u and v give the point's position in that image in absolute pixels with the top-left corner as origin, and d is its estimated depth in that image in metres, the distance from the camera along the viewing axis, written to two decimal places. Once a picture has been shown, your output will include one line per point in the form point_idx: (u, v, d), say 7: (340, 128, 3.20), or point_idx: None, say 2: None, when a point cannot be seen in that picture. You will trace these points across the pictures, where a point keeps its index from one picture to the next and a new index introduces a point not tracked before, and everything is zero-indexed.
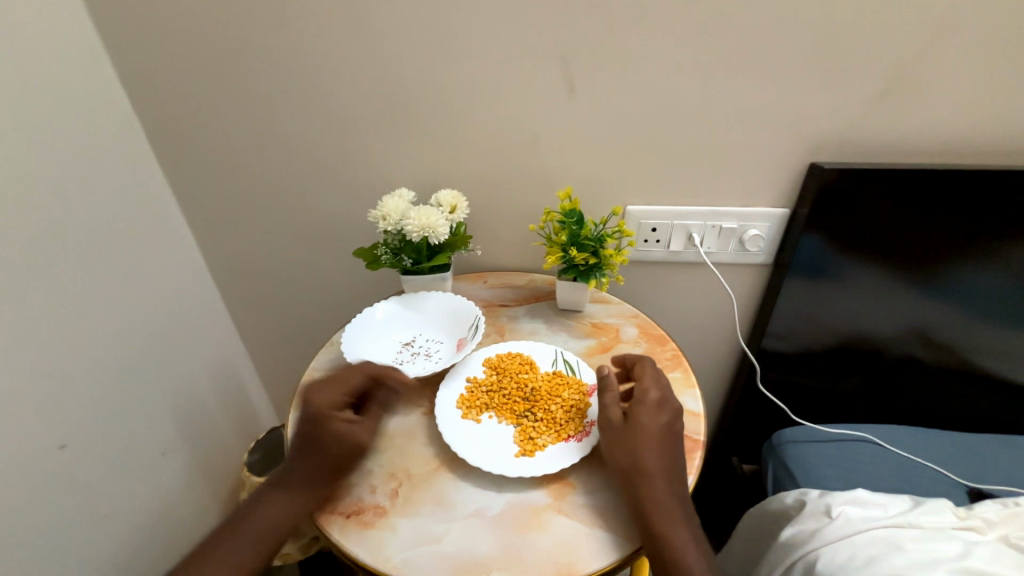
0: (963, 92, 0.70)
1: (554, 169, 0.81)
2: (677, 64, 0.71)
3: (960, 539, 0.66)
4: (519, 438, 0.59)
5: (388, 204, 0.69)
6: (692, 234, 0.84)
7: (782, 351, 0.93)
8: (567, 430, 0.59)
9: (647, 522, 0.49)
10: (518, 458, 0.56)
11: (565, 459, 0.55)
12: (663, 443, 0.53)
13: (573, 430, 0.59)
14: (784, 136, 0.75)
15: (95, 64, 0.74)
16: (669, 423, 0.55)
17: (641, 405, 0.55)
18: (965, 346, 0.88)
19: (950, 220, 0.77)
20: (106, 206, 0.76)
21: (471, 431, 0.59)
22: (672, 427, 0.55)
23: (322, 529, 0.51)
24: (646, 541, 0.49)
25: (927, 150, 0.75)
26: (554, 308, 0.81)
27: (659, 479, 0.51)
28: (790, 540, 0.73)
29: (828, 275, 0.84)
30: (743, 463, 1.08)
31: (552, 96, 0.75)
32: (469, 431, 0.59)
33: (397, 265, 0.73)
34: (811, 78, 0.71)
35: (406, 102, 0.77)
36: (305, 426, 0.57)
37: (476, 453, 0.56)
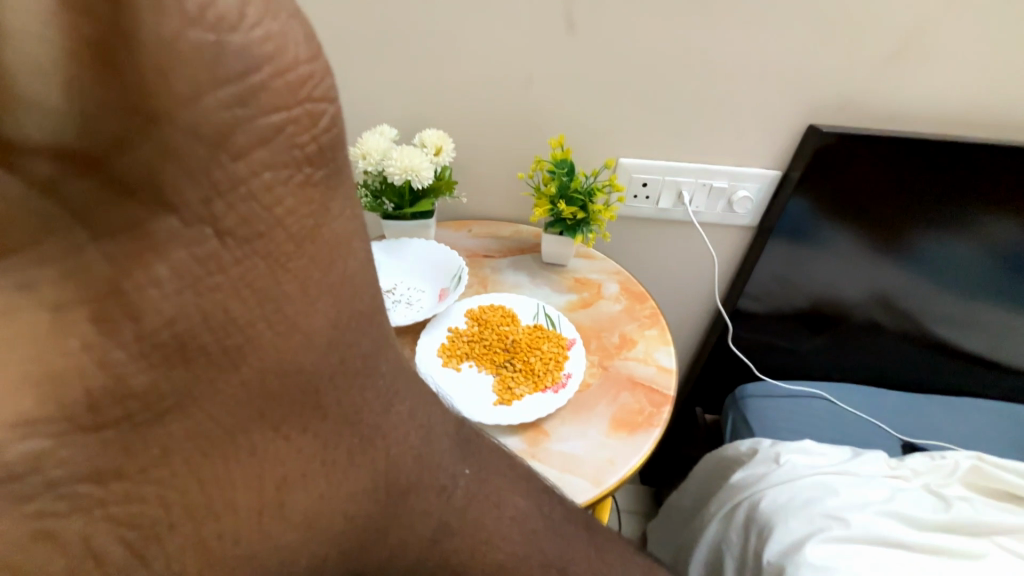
0: (971, 59, 0.68)
1: (546, 113, 0.77)
2: (685, 4, 0.66)
3: (890, 486, 0.73)
4: (498, 387, 0.60)
5: (369, 142, 0.65)
6: (682, 192, 0.83)
7: (753, 312, 0.97)
8: (544, 381, 0.61)
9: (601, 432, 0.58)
10: (496, 407, 0.58)
11: (541, 410, 0.57)
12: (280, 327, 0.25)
13: (549, 382, 0.61)
14: (786, 93, 0.72)
15: None
16: None
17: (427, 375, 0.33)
18: (922, 313, 0.93)
19: (930, 191, 0.78)
20: None
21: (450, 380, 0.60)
22: None
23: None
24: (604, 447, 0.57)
25: (926, 119, 0.74)
26: (538, 261, 0.80)
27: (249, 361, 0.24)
28: (739, 483, 0.80)
29: (807, 239, 0.85)
30: (706, 413, 1.15)
31: (549, 31, 0.69)
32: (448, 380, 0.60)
33: (378, 209, 0.70)
34: (824, 31, 0.67)
35: (389, 27, 0.70)
36: None
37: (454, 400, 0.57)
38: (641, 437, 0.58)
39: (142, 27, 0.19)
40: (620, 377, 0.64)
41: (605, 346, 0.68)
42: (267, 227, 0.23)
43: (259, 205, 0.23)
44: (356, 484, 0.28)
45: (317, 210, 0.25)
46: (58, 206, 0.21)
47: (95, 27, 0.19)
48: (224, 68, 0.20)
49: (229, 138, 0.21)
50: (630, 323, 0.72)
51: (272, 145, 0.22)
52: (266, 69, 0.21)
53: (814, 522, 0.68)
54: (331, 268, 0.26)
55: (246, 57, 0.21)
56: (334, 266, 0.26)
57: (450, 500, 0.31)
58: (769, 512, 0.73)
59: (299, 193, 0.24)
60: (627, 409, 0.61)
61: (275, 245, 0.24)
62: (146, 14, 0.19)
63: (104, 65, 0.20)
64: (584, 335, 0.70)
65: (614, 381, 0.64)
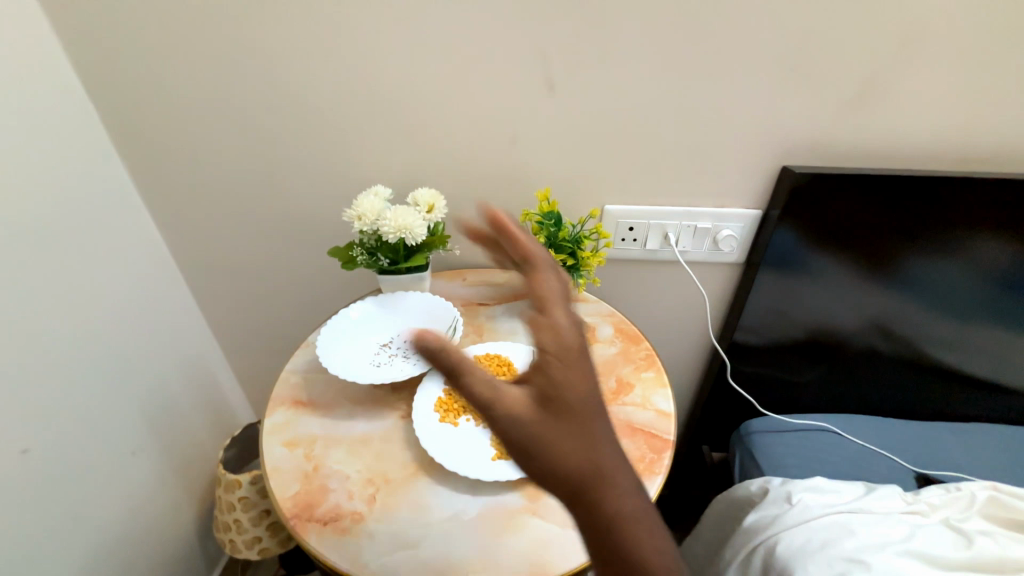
0: (926, 102, 0.73)
1: (533, 168, 0.81)
2: (655, 66, 0.71)
3: (907, 522, 0.71)
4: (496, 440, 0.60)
5: (364, 204, 0.68)
6: (668, 233, 0.86)
7: (751, 344, 0.97)
8: None
9: None
10: (494, 462, 0.57)
11: None
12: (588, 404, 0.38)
13: None
14: (757, 139, 0.77)
15: (47, 48, 0.70)
16: None
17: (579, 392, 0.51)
18: (918, 338, 0.93)
19: (910, 220, 0.80)
20: (65, 200, 0.73)
21: (447, 436, 0.59)
22: None
23: (296, 537, 0.51)
24: None
25: (892, 156, 0.78)
26: (532, 307, 0.82)
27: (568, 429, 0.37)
28: (753, 526, 0.77)
29: (795, 270, 0.86)
30: (713, 451, 1.12)
31: (531, 95, 0.74)
32: (445, 435, 0.59)
33: (373, 265, 0.72)
34: (785, 83, 0.72)
35: (384, 98, 0.75)
36: None
37: (452, 456, 0.57)
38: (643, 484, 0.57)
39: (543, 320, 0.39)
40: (619, 422, 0.64)
41: (603, 391, 0.68)
42: (563, 359, 0.38)
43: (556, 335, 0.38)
44: (629, 482, 0.37)
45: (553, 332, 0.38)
46: (533, 430, 0.36)
47: (550, 341, 0.38)
48: (560, 300, 0.40)
49: (553, 332, 0.38)
50: (626, 366, 0.72)
51: (563, 300, 0.40)
52: (553, 310, 0.39)
53: (833, 566, 0.66)
54: (584, 375, 0.38)
55: (560, 296, 0.40)
56: (570, 362, 0.38)
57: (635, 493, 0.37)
58: (786, 557, 0.70)
59: (536, 324, 0.38)
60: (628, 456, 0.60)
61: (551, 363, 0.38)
62: (546, 307, 0.39)
63: (567, 404, 0.37)
64: None
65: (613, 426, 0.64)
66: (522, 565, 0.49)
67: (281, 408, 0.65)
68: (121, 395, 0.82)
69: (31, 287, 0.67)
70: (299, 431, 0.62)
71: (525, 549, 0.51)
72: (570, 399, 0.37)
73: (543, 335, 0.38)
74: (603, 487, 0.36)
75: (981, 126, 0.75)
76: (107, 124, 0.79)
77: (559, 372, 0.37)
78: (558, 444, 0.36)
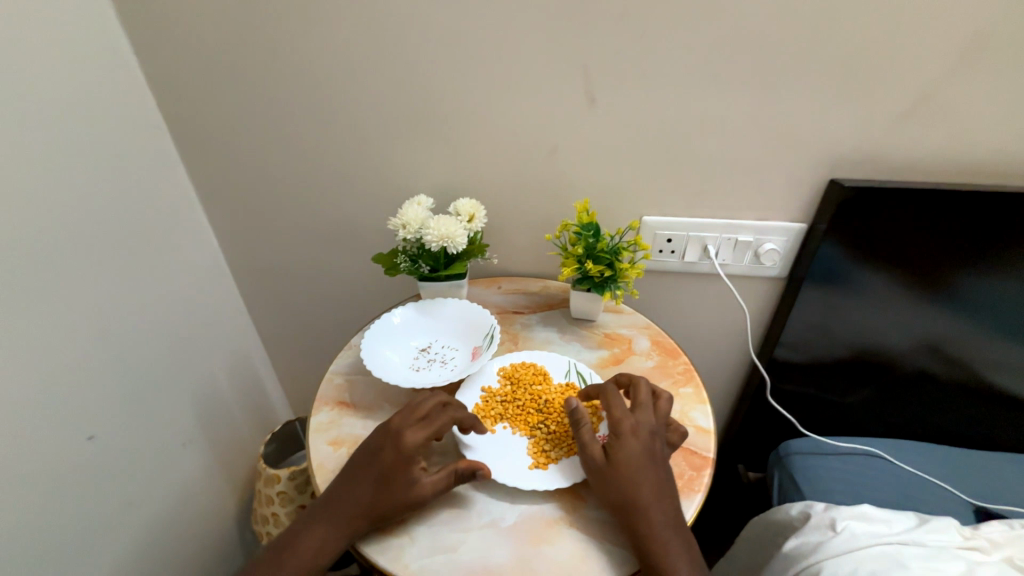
0: (991, 113, 0.69)
1: (572, 178, 0.81)
2: (697, 78, 0.71)
3: (965, 559, 0.66)
4: (532, 450, 0.60)
5: (408, 212, 0.70)
6: (707, 245, 0.84)
7: (792, 362, 0.93)
8: (579, 444, 0.61)
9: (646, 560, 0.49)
10: (531, 471, 0.58)
11: (577, 475, 0.57)
12: (649, 458, 0.54)
13: (584, 445, 0.61)
14: (804, 151, 0.75)
15: (125, 68, 0.77)
16: (650, 453, 0.54)
17: (619, 439, 0.55)
18: (977, 362, 0.88)
19: (970, 236, 0.75)
20: (134, 204, 0.79)
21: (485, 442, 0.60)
22: (654, 455, 0.55)
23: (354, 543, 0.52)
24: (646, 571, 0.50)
25: (951, 169, 0.74)
26: (568, 316, 0.82)
27: (648, 482, 0.52)
28: (793, 552, 0.74)
29: (842, 287, 0.83)
30: (748, 470, 1.09)
31: (572, 107, 0.75)
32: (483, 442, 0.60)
33: (415, 272, 0.75)
34: (834, 95, 0.70)
35: (428, 112, 0.78)
36: (372, 455, 0.55)
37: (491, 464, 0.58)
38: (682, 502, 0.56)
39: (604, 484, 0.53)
40: None
41: None
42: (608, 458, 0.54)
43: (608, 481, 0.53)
44: (667, 512, 0.52)
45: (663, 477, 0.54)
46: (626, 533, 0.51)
47: (648, 509, 0.51)
48: (608, 479, 0.53)
49: (655, 468, 0.54)
50: (664, 380, 0.71)
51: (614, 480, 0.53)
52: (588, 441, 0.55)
53: None
54: (644, 493, 0.52)
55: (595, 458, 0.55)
56: (639, 518, 0.51)
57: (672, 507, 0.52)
58: None
59: (616, 491, 0.52)
60: None
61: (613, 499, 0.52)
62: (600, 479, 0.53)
63: (614, 490, 0.52)
64: None
65: None
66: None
67: (326, 408, 0.67)
68: (175, 388, 0.87)
69: (101, 285, 0.73)
70: (343, 431, 0.64)
71: (563, 562, 0.51)
72: (641, 462, 0.53)
73: (602, 490, 0.53)
74: (636, 515, 0.51)
75: None
76: (174, 136, 0.86)
77: (639, 441, 0.55)
78: (635, 531, 0.51)
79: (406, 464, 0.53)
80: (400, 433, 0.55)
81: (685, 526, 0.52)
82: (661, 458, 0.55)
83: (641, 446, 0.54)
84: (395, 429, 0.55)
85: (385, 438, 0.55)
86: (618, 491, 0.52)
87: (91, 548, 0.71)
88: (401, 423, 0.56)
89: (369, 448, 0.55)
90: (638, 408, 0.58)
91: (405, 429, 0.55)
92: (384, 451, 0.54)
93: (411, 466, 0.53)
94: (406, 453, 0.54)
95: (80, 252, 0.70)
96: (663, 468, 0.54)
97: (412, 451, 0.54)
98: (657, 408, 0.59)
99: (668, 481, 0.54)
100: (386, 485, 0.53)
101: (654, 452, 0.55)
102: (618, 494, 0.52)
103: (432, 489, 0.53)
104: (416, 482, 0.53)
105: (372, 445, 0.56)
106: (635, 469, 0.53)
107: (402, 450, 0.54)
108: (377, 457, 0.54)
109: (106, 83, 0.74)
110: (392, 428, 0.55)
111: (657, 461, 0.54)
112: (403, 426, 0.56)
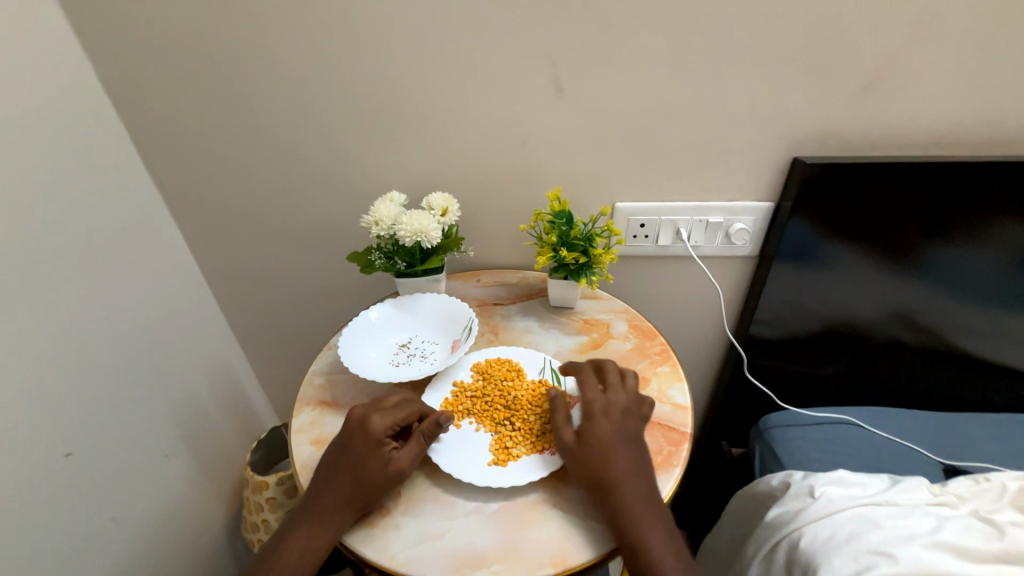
0: (940, 87, 0.72)
1: (544, 168, 0.82)
2: (661, 63, 0.72)
3: (934, 515, 0.69)
4: (495, 447, 0.60)
5: (380, 209, 0.70)
6: (679, 228, 0.86)
7: (767, 338, 0.96)
8: (542, 442, 0.60)
9: (621, 537, 0.51)
10: (490, 468, 0.57)
11: (535, 473, 0.56)
12: (620, 437, 0.56)
13: (547, 444, 0.60)
14: (767, 131, 0.77)
15: (80, 74, 0.74)
16: (621, 432, 0.56)
17: (589, 422, 0.56)
18: (940, 328, 0.92)
19: (926, 207, 0.79)
20: (97, 215, 0.76)
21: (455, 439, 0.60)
22: (625, 434, 0.56)
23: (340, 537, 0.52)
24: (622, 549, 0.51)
25: (907, 142, 0.77)
26: (546, 306, 0.83)
27: (622, 460, 0.54)
28: (776, 521, 0.76)
29: (811, 262, 0.86)
30: (732, 446, 1.12)
31: (540, 98, 0.76)
32: (454, 438, 0.60)
33: (390, 269, 0.75)
34: (793, 75, 0.72)
35: (397, 107, 0.78)
36: (341, 447, 0.55)
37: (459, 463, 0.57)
38: (661, 478, 0.57)
39: (579, 468, 0.54)
40: None
41: None
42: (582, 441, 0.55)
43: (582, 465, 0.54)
44: (641, 488, 0.53)
45: (638, 455, 0.56)
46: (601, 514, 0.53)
47: (622, 488, 0.52)
48: (583, 462, 0.54)
49: (629, 448, 0.56)
50: (642, 361, 0.73)
51: (588, 462, 0.54)
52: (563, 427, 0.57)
53: (859, 559, 0.65)
54: (617, 471, 0.53)
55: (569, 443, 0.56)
56: (613, 497, 0.52)
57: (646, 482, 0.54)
58: (810, 551, 0.69)
59: (590, 474, 0.53)
60: None
61: (587, 481, 0.54)
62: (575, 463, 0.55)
63: (588, 472, 0.54)
64: None
65: None
66: (546, 556, 0.50)
67: (307, 408, 0.67)
68: (153, 401, 0.85)
69: (69, 300, 0.71)
70: (324, 430, 0.64)
71: (548, 541, 0.52)
72: (613, 441, 0.55)
73: (576, 474, 0.55)
74: (610, 494, 0.52)
75: (998, 109, 0.73)
76: (137, 142, 0.83)
77: (610, 421, 0.57)
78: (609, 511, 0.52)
79: (377, 445, 0.55)
80: (365, 420, 0.56)
81: (658, 501, 0.53)
82: (635, 433, 0.57)
83: (610, 426, 0.56)
84: (358, 418, 0.57)
85: (350, 429, 0.56)
86: (591, 473, 0.53)
87: (73, 569, 0.70)
88: (363, 412, 0.57)
89: (337, 443, 0.56)
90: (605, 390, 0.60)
91: (369, 416, 0.57)
92: (351, 441, 0.55)
93: (382, 447, 0.55)
94: (374, 436, 0.55)
95: (44, 267, 0.68)
96: (635, 445, 0.56)
97: (381, 434, 0.55)
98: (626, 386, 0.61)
99: (641, 458, 0.55)
100: (359, 471, 0.53)
101: (626, 429, 0.57)
102: (591, 476, 0.53)
103: (408, 461, 0.54)
104: (390, 460, 0.54)
105: (340, 439, 0.56)
106: (608, 450, 0.54)
107: (370, 435, 0.55)
108: (346, 448, 0.55)
109: (60, 91, 0.71)
110: (355, 418, 0.57)
111: (630, 436, 0.56)
112: (366, 414, 0.57)
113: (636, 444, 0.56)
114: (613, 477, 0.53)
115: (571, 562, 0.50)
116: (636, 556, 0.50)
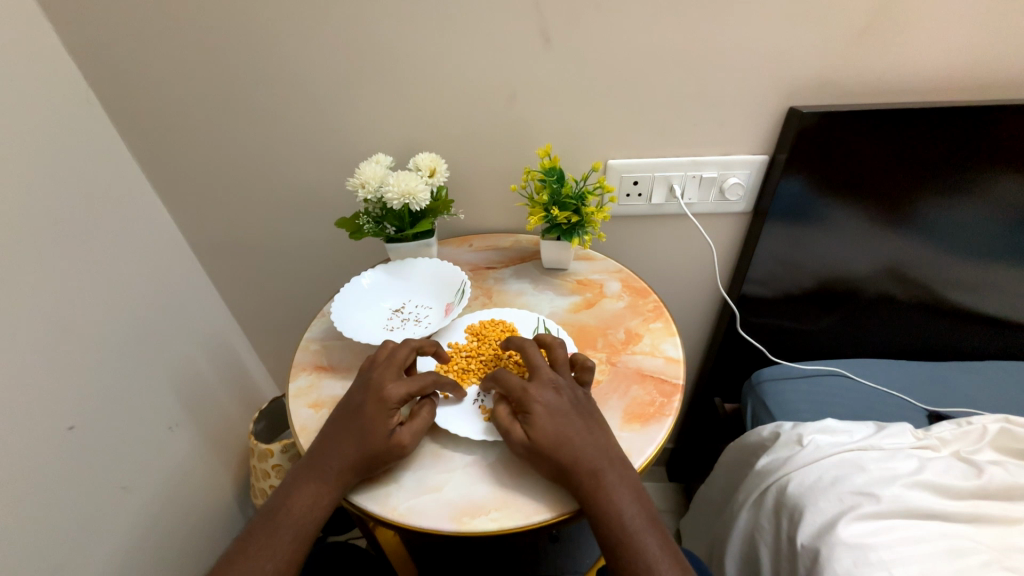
0: (944, 27, 0.69)
1: (533, 123, 0.79)
2: (654, 7, 0.68)
3: (917, 457, 0.72)
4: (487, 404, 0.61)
5: (366, 170, 0.69)
6: (673, 185, 0.84)
7: (761, 296, 0.97)
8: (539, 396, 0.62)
9: (602, 517, 0.51)
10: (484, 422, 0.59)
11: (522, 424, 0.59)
12: (575, 423, 0.54)
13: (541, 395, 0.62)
14: (764, 78, 0.74)
15: (39, 36, 0.69)
16: (575, 414, 0.55)
17: (538, 414, 0.53)
18: (932, 280, 0.92)
19: (925, 158, 0.77)
20: (76, 188, 0.74)
21: (447, 403, 0.61)
22: (580, 412, 0.55)
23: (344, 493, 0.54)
24: (607, 527, 0.51)
25: (906, 88, 0.75)
26: (538, 268, 0.83)
27: (580, 435, 0.53)
28: (765, 469, 0.79)
29: (804, 218, 0.85)
30: (724, 402, 1.15)
31: (528, 49, 0.72)
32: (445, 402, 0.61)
33: (380, 233, 0.74)
34: (793, 16, 0.69)
35: (379, 62, 0.74)
36: (356, 412, 0.56)
37: (450, 420, 0.59)
38: (653, 428, 0.59)
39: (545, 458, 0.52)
40: (628, 371, 0.66)
41: (612, 342, 0.70)
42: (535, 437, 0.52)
43: (546, 455, 0.52)
44: (614, 453, 0.54)
45: (604, 431, 0.55)
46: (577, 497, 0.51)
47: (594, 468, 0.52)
48: (546, 452, 0.52)
49: (598, 424, 0.55)
50: (635, 318, 0.73)
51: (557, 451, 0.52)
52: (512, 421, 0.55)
53: (844, 501, 0.68)
54: (585, 456, 0.52)
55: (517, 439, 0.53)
56: (587, 482, 0.51)
57: (613, 453, 0.54)
58: (799, 495, 0.72)
59: (555, 464, 0.52)
60: (638, 402, 0.62)
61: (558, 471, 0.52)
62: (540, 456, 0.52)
63: (551, 468, 0.52)
64: (590, 335, 0.71)
65: (623, 375, 0.65)
66: (541, 503, 0.53)
67: (304, 373, 0.68)
68: (151, 375, 0.85)
69: (57, 275, 0.70)
70: (322, 393, 0.65)
71: (542, 489, 0.54)
72: (563, 420, 0.54)
73: (541, 465, 0.52)
74: (585, 480, 0.51)
75: (1005, 48, 0.71)
76: (107, 109, 0.79)
77: (554, 402, 0.55)
78: (588, 494, 0.51)
79: (388, 414, 0.55)
80: (381, 387, 0.57)
81: (632, 473, 0.53)
82: (581, 404, 0.56)
83: (556, 407, 0.54)
84: (375, 386, 0.57)
85: (366, 392, 0.57)
86: (558, 460, 0.52)
87: (90, 534, 0.72)
88: (380, 377, 0.58)
89: (351, 405, 0.57)
90: (535, 374, 0.58)
91: (385, 384, 0.57)
92: (367, 403, 0.56)
93: (390, 417, 0.55)
94: (388, 405, 0.55)
95: (20, 243, 0.65)
96: (591, 421, 0.55)
97: (392, 403, 0.56)
98: (555, 362, 0.60)
99: (603, 433, 0.55)
100: (366, 437, 0.54)
101: (572, 406, 0.55)
102: (561, 462, 0.52)
103: (410, 437, 0.55)
104: (393, 433, 0.55)
105: (354, 402, 0.57)
106: (559, 430, 0.53)
107: (383, 402, 0.56)
108: (360, 412, 0.56)
109: (16, 50, 0.66)
110: (372, 386, 0.57)
111: (579, 409, 0.56)
112: (382, 380, 0.57)
113: (589, 413, 0.56)
114: (580, 458, 0.52)
115: (564, 508, 0.52)
116: (619, 531, 0.51)
